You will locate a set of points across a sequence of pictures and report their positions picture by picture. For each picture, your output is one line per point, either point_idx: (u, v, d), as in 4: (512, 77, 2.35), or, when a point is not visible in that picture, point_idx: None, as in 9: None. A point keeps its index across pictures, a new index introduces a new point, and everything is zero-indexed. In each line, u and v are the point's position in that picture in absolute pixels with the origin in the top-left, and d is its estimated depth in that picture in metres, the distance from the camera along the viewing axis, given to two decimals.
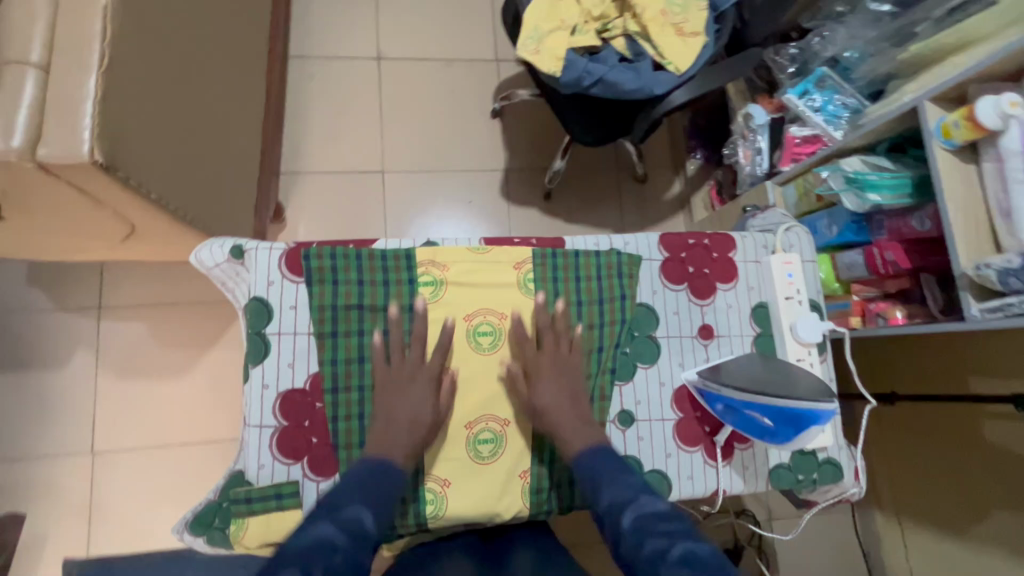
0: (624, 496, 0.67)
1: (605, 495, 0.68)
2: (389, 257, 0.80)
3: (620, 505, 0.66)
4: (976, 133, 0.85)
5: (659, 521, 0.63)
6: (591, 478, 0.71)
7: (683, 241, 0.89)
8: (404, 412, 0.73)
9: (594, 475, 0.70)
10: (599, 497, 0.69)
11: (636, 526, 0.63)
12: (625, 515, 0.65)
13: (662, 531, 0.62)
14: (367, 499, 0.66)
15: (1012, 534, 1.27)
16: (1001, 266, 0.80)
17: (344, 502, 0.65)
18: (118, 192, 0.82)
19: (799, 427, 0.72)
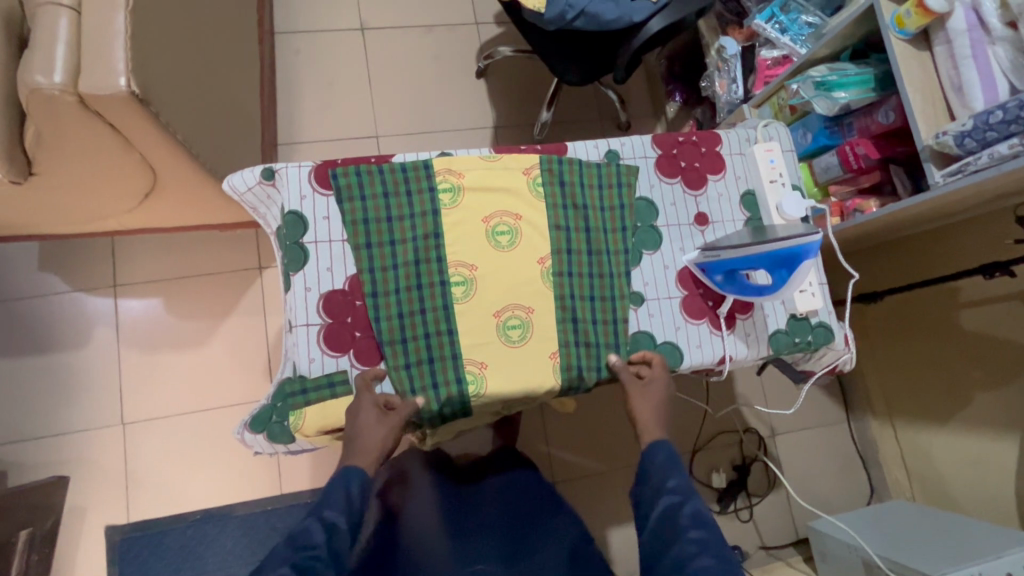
0: (684, 487, 0.76)
1: (673, 480, 0.76)
2: (409, 169, 0.87)
3: (684, 492, 0.75)
4: (926, 19, 0.94)
5: (710, 521, 0.73)
6: (664, 459, 0.79)
7: (674, 138, 0.97)
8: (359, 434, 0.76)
9: (673, 461, 0.78)
10: (668, 477, 0.77)
11: (693, 518, 0.72)
12: (687, 506, 0.74)
13: (711, 530, 0.72)
14: (316, 510, 0.72)
15: (992, 411, 1.38)
16: (957, 131, 0.89)
17: (328, 501, 0.73)
18: (147, 131, 0.88)
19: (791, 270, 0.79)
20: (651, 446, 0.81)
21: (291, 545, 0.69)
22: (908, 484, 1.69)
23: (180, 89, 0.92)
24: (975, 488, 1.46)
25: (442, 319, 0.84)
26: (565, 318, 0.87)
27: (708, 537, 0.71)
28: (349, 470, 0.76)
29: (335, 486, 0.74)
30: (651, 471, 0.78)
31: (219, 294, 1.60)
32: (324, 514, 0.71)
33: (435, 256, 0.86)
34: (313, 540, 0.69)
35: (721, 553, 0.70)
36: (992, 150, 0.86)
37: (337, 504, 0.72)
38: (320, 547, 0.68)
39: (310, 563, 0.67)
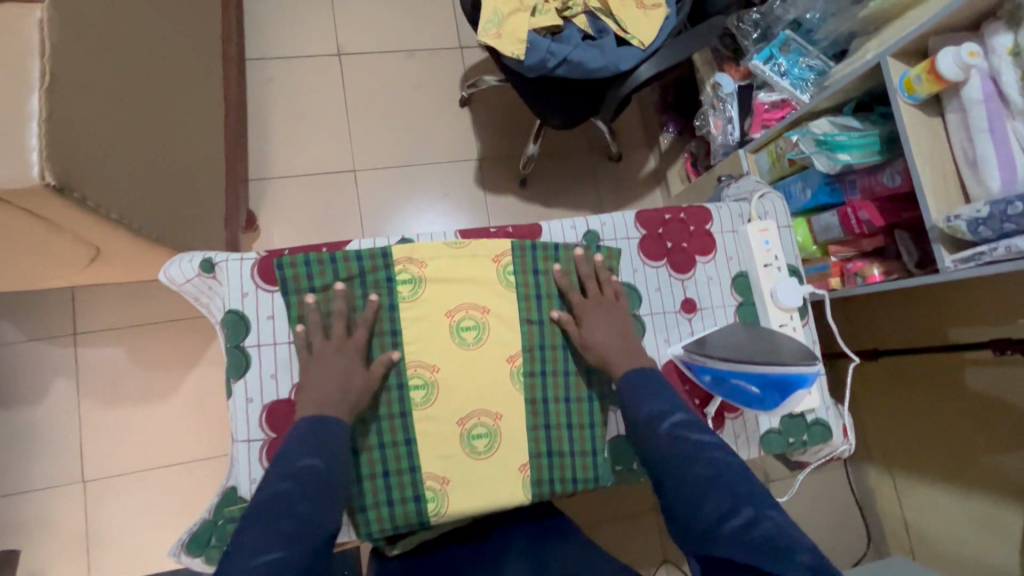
0: (662, 409, 0.69)
1: (646, 406, 0.70)
2: (364, 257, 0.78)
3: (662, 411, 0.68)
4: (938, 86, 0.86)
5: (698, 425, 0.67)
6: (630, 391, 0.73)
7: (660, 216, 0.89)
8: (329, 383, 0.71)
9: (634, 390, 0.72)
10: (639, 405, 0.70)
11: (672, 432, 0.66)
12: (664, 421, 0.67)
13: (697, 435, 0.66)
14: (314, 449, 0.64)
15: (994, 477, 1.31)
16: (970, 217, 0.81)
17: (294, 455, 0.63)
18: (75, 214, 0.79)
19: (788, 383, 0.73)
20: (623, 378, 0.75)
21: (295, 479, 0.60)
22: (908, 540, 1.59)
23: (114, 163, 0.83)
24: (972, 544, 1.38)
25: (398, 427, 0.76)
26: (536, 424, 0.80)
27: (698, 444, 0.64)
28: (327, 417, 0.68)
29: (325, 429, 0.67)
30: (624, 401, 0.72)
31: (187, 341, 1.52)
32: (324, 450, 0.64)
33: (392, 356, 0.77)
34: (286, 494, 0.59)
35: (714, 454, 0.64)
36: (1010, 242, 0.77)
37: (338, 442, 0.67)
38: (326, 479, 0.62)
39: (314, 490, 0.60)
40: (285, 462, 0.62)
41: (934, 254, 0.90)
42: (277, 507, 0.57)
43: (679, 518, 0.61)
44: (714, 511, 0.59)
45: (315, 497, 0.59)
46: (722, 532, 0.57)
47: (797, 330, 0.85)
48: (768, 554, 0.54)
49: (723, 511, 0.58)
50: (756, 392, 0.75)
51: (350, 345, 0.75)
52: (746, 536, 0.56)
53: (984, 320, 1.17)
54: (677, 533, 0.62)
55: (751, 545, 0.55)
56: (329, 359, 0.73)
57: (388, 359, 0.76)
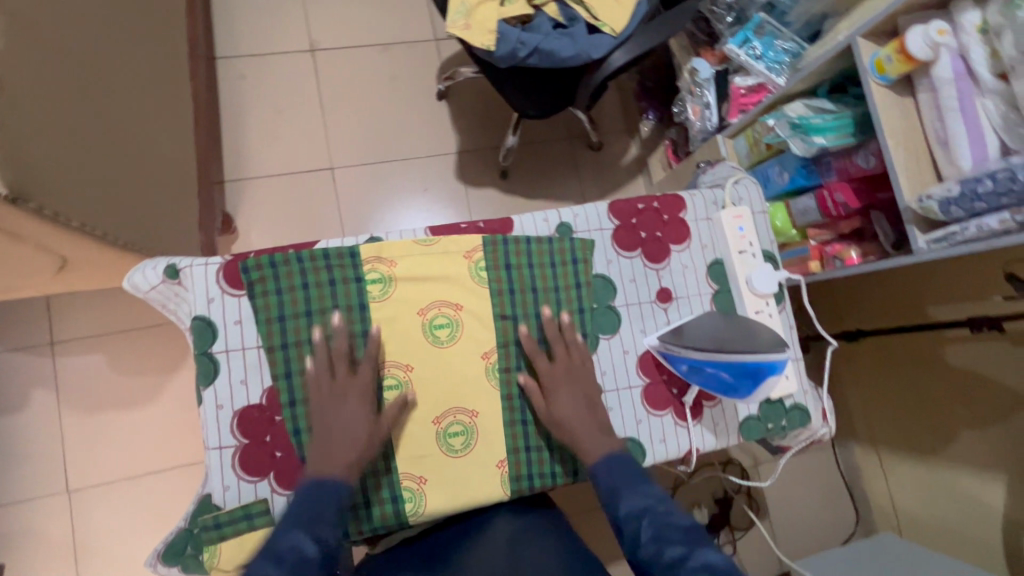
0: (639, 510, 0.66)
1: (624, 504, 0.68)
2: (331, 257, 0.77)
3: (640, 515, 0.66)
4: (908, 66, 0.85)
5: (678, 528, 0.64)
6: (608, 487, 0.70)
7: (634, 206, 0.88)
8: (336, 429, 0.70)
9: (611, 487, 0.70)
10: (619, 508, 0.68)
11: (653, 543, 0.63)
12: (644, 529, 0.65)
13: (680, 539, 0.63)
14: (302, 524, 0.63)
15: (979, 452, 1.32)
16: (941, 197, 0.80)
17: (279, 537, 0.62)
18: (34, 224, 0.77)
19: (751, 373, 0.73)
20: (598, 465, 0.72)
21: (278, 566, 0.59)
22: (893, 514, 1.62)
23: (72, 170, 0.81)
24: (961, 520, 1.40)
25: None
26: (513, 420, 0.79)
27: (680, 550, 0.61)
28: (329, 480, 0.68)
29: (322, 504, 0.66)
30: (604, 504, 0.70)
31: (168, 347, 1.50)
32: (317, 530, 0.63)
33: (364, 356, 0.76)
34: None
35: (698, 559, 0.60)
36: (981, 221, 0.77)
37: (329, 518, 0.65)
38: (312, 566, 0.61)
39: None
40: (268, 548, 0.61)
41: (908, 235, 0.90)
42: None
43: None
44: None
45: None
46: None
47: (773, 316, 0.85)
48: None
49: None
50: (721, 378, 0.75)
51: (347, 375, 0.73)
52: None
53: (962, 295, 1.18)
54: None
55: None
56: (336, 404, 0.71)
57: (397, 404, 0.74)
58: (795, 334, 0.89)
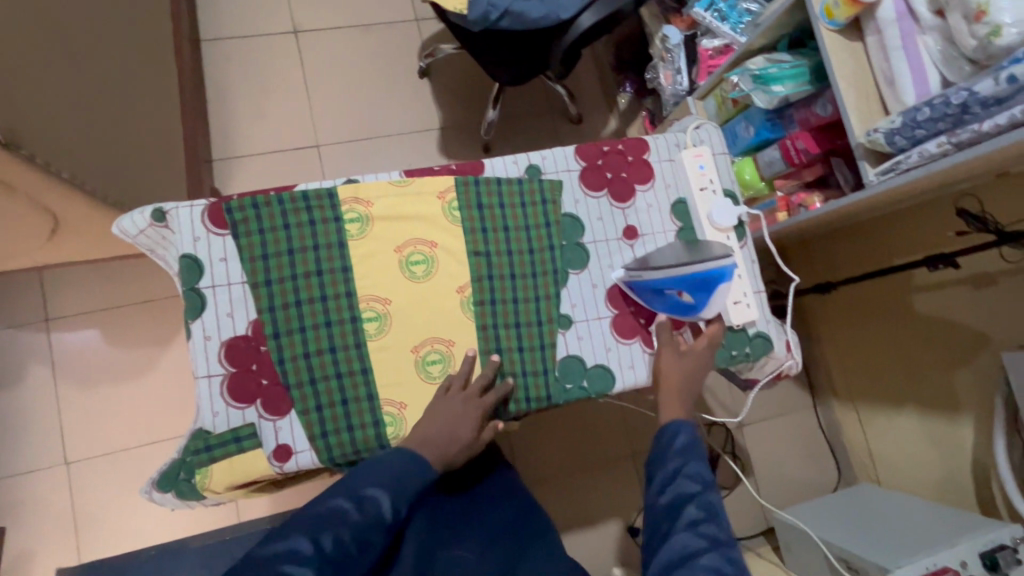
0: (699, 479, 0.72)
1: (691, 466, 0.73)
2: (311, 198, 0.81)
3: (699, 486, 0.71)
4: (854, 9, 0.90)
5: (723, 519, 0.70)
6: (680, 444, 0.75)
7: (599, 149, 0.93)
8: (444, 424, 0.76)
9: (687, 447, 0.75)
10: (677, 467, 0.73)
11: (699, 514, 0.69)
12: (696, 501, 0.70)
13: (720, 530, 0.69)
14: (388, 488, 0.70)
15: (945, 396, 1.33)
16: (886, 129, 0.86)
17: (362, 484, 0.69)
18: (25, 172, 0.81)
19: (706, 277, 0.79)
20: (675, 426, 0.77)
21: (355, 506, 0.68)
22: (872, 467, 1.62)
23: (60, 124, 0.85)
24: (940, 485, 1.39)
25: (354, 357, 0.80)
26: (488, 349, 0.84)
27: (715, 536, 0.68)
28: (417, 458, 0.73)
29: (408, 477, 0.71)
30: (664, 452, 0.75)
31: (161, 321, 1.50)
32: (394, 499, 0.70)
33: (344, 290, 0.81)
34: (342, 515, 0.67)
35: (728, 555, 0.67)
36: (922, 148, 0.83)
37: (408, 494, 0.71)
38: (380, 524, 0.69)
39: (365, 538, 0.67)
40: (353, 486, 0.69)
41: (861, 170, 0.95)
42: (332, 525, 0.66)
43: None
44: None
45: (361, 539, 0.67)
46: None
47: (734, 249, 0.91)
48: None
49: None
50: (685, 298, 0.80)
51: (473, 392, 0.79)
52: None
53: (927, 240, 1.23)
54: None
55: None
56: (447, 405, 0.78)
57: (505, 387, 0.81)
58: (756, 268, 0.95)
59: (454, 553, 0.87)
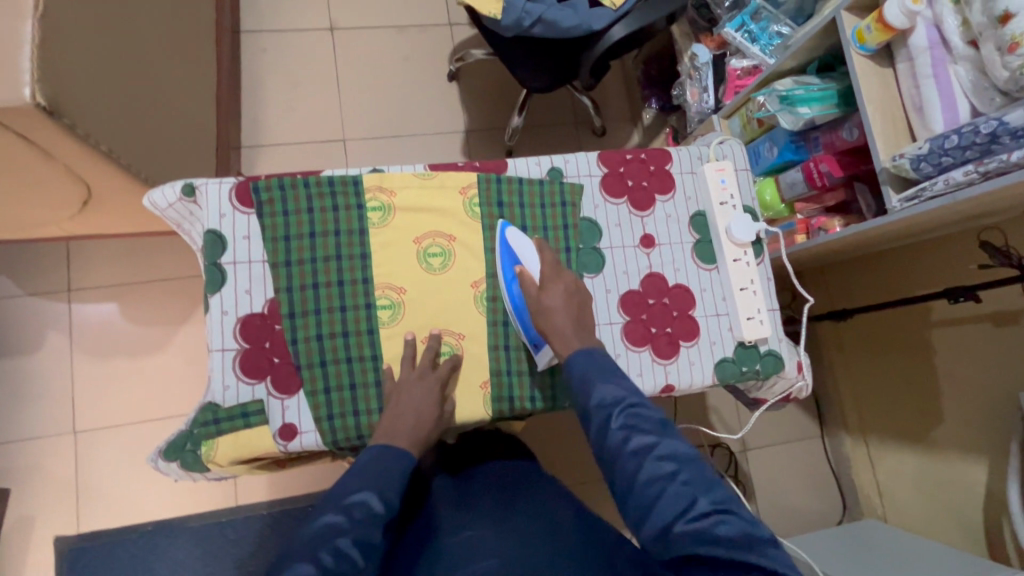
0: (613, 394, 0.67)
1: (596, 391, 0.68)
2: (336, 183, 0.83)
3: (609, 406, 0.66)
4: (887, 35, 0.90)
5: (647, 419, 0.65)
6: (580, 377, 0.71)
7: (622, 156, 0.94)
8: (410, 407, 0.76)
9: (584, 374, 0.70)
10: (587, 398, 0.68)
11: (622, 429, 0.64)
12: (615, 417, 0.65)
13: (648, 428, 0.64)
14: (373, 486, 0.69)
15: (961, 436, 1.29)
16: (913, 154, 0.86)
17: (348, 491, 0.68)
18: (65, 140, 0.83)
19: (511, 249, 0.84)
20: (571, 358, 0.73)
21: (345, 515, 0.65)
22: (880, 503, 1.57)
23: (102, 98, 0.87)
24: (947, 522, 1.36)
25: (365, 343, 0.81)
26: (497, 345, 0.84)
27: (647, 439, 0.63)
28: (396, 448, 0.73)
29: (389, 464, 0.71)
30: (575, 394, 0.70)
31: (179, 299, 1.53)
32: (382, 493, 0.69)
33: (361, 277, 0.82)
34: (336, 527, 0.64)
35: (664, 448, 0.63)
36: (948, 176, 0.82)
37: (394, 484, 0.70)
38: (377, 524, 0.66)
39: (368, 542, 0.65)
40: (337, 500, 0.67)
41: (885, 195, 0.95)
42: (327, 540, 0.63)
43: (634, 522, 0.61)
44: (669, 510, 0.59)
45: (362, 542, 0.64)
46: (677, 529, 0.58)
47: (750, 264, 0.91)
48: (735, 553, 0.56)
49: (678, 506, 0.59)
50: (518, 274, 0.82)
51: (432, 376, 0.79)
52: (697, 533, 0.57)
53: (949, 271, 1.21)
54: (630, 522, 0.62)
55: (698, 544, 0.57)
56: (411, 387, 0.77)
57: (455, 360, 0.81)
58: (773, 285, 0.95)
59: (467, 534, 0.76)
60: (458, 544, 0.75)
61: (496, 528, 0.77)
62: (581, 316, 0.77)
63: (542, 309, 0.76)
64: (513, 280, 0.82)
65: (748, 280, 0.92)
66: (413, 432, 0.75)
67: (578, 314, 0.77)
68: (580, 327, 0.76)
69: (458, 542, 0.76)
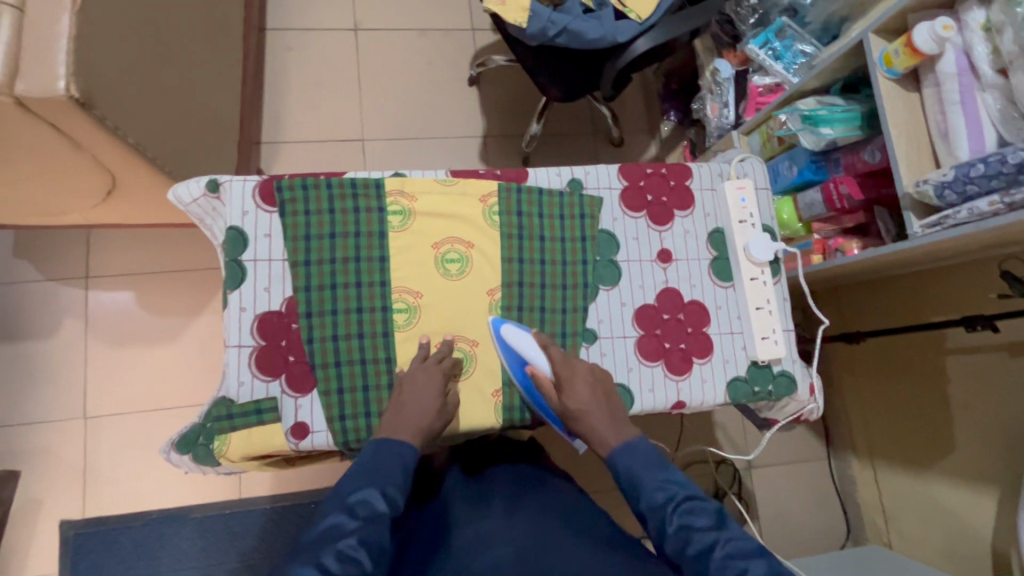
0: (662, 493, 0.65)
1: (645, 492, 0.66)
2: (358, 186, 0.84)
3: (662, 505, 0.64)
4: (915, 60, 0.90)
5: (703, 517, 0.62)
6: (625, 473, 0.69)
7: (643, 170, 0.94)
8: (414, 401, 0.74)
9: (629, 473, 0.68)
10: (638, 498, 0.67)
11: (678, 533, 0.62)
12: (670, 519, 0.63)
13: (708, 525, 0.62)
14: (375, 482, 0.65)
15: (974, 466, 1.27)
16: (937, 181, 0.85)
17: (352, 488, 0.64)
18: (94, 132, 0.85)
19: (514, 349, 0.80)
20: (611, 456, 0.71)
21: (349, 515, 0.61)
22: (885, 526, 1.55)
23: (132, 92, 0.89)
24: (953, 552, 1.34)
25: (380, 346, 0.81)
26: None
27: (708, 537, 0.60)
28: (398, 441, 0.71)
29: (390, 458, 0.68)
30: (626, 495, 0.69)
31: (193, 290, 1.54)
32: (385, 488, 0.65)
33: (379, 280, 0.82)
34: (341, 527, 0.60)
35: (728, 545, 0.59)
36: (972, 205, 0.82)
37: (397, 479, 0.67)
38: (382, 521, 0.62)
39: (376, 541, 0.60)
40: (340, 499, 0.63)
41: (906, 221, 0.95)
42: (331, 542, 0.59)
43: None
44: None
45: (368, 542, 0.60)
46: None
47: (767, 284, 0.91)
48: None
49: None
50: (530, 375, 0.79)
51: (435, 362, 0.79)
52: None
53: (966, 300, 1.20)
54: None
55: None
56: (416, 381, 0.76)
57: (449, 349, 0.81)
58: (788, 305, 0.95)
59: (483, 526, 0.71)
60: (473, 536, 0.70)
61: (509, 522, 0.71)
62: (610, 406, 0.76)
63: (574, 418, 0.75)
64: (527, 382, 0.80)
65: (765, 300, 0.91)
66: (419, 424, 0.73)
67: (608, 404, 0.76)
68: (614, 420, 0.75)
69: (474, 533, 0.70)
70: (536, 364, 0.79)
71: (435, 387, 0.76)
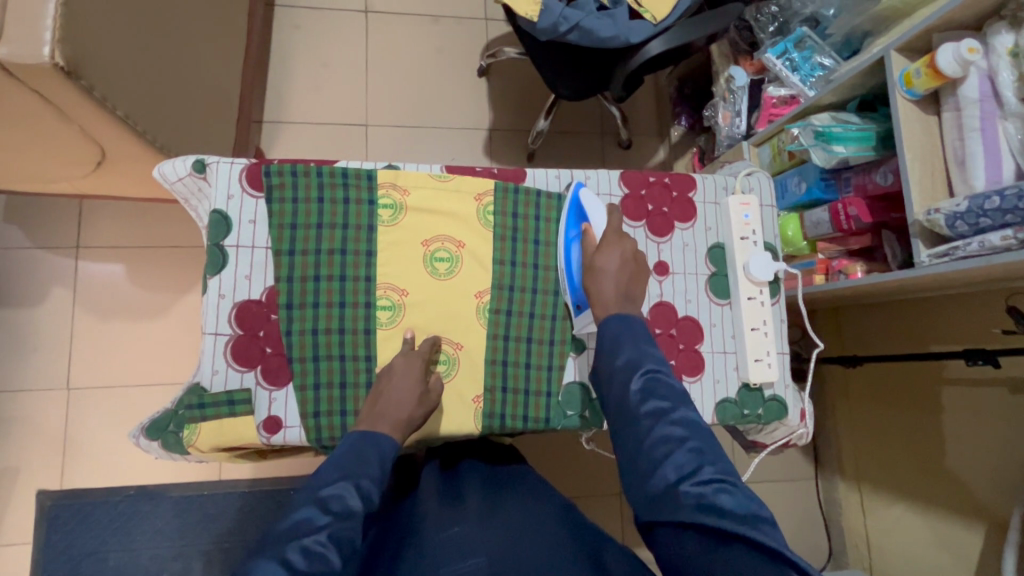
0: (637, 360, 0.66)
1: (623, 354, 0.67)
2: (350, 176, 0.81)
3: (633, 367, 0.65)
4: (936, 81, 0.86)
5: (670, 387, 0.63)
6: (611, 337, 0.70)
7: (645, 178, 0.91)
8: (393, 395, 0.72)
9: (615, 334, 0.69)
10: (614, 356, 0.68)
11: (641, 391, 0.63)
12: (636, 379, 0.64)
13: (669, 395, 0.62)
14: (350, 475, 0.62)
15: (966, 500, 1.24)
16: (949, 211, 0.82)
17: (325, 480, 0.62)
18: (81, 102, 0.82)
19: (581, 208, 0.83)
20: (606, 319, 0.71)
21: (321, 509, 0.58)
22: (867, 553, 1.51)
23: (124, 62, 0.86)
24: None
25: (361, 342, 0.79)
26: (495, 359, 0.82)
27: (664, 403, 0.62)
28: (376, 433, 0.69)
29: (367, 451, 0.66)
30: (603, 354, 0.69)
31: (184, 267, 1.52)
32: (360, 481, 0.62)
33: (364, 275, 0.80)
34: (311, 523, 0.57)
35: (679, 415, 0.61)
36: (984, 238, 0.79)
37: (372, 473, 0.64)
38: (356, 517, 0.59)
39: (348, 539, 0.57)
40: (313, 491, 0.61)
41: (914, 249, 0.92)
42: (298, 536, 0.56)
43: (632, 482, 0.59)
44: (674, 471, 0.56)
45: (339, 539, 0.56)
46: (680, 490, 0.54)
47: (765, 304, 0.88)
48: (733, 524, 0.51)
49: (683, 471, 0.56)
50: (581, 232, 0.82)
51: (417, 354, 0.77)
52: (698, 497, 0.53)
53: (970, 333, 1.17)
54: (628, 489, 0.60)
55: (702, 507, 0.52)
56: (393, 375, 0.74)
57: (434, 341, 0.79)
58: (785, 327, 0.92)
59: (456, 530, 0.65)
60: (444, 540, 0.63)
61: (484, 524, 0.66)
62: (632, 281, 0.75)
63: (593, 270, 0.75)
64: (575, 239, 0.82)
65: (760, 321, 0.88)
66: (395, 414, 0.71)
67: (627, 280, 0.75)
68: (624, 294, 0.73)
69: (446, 537, 0.64)
70: (592, 225, 0.81)
71: (414, 373, 0.75)
